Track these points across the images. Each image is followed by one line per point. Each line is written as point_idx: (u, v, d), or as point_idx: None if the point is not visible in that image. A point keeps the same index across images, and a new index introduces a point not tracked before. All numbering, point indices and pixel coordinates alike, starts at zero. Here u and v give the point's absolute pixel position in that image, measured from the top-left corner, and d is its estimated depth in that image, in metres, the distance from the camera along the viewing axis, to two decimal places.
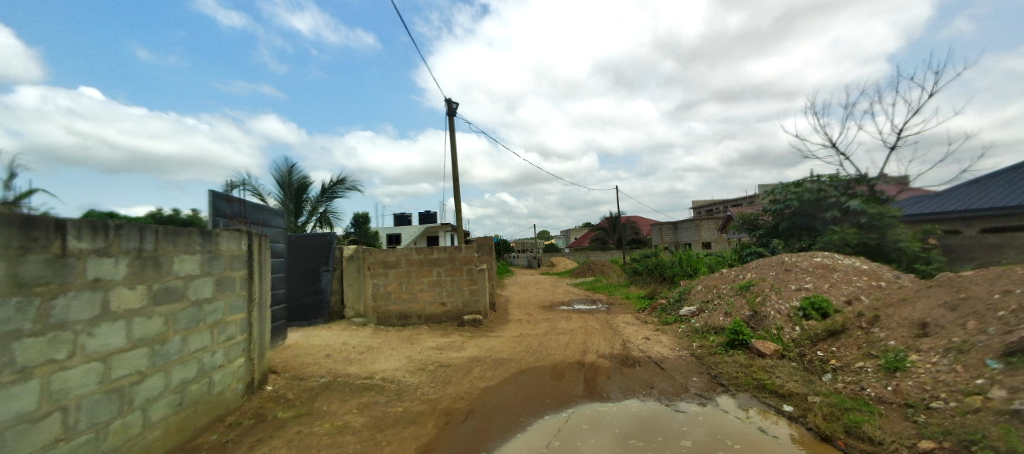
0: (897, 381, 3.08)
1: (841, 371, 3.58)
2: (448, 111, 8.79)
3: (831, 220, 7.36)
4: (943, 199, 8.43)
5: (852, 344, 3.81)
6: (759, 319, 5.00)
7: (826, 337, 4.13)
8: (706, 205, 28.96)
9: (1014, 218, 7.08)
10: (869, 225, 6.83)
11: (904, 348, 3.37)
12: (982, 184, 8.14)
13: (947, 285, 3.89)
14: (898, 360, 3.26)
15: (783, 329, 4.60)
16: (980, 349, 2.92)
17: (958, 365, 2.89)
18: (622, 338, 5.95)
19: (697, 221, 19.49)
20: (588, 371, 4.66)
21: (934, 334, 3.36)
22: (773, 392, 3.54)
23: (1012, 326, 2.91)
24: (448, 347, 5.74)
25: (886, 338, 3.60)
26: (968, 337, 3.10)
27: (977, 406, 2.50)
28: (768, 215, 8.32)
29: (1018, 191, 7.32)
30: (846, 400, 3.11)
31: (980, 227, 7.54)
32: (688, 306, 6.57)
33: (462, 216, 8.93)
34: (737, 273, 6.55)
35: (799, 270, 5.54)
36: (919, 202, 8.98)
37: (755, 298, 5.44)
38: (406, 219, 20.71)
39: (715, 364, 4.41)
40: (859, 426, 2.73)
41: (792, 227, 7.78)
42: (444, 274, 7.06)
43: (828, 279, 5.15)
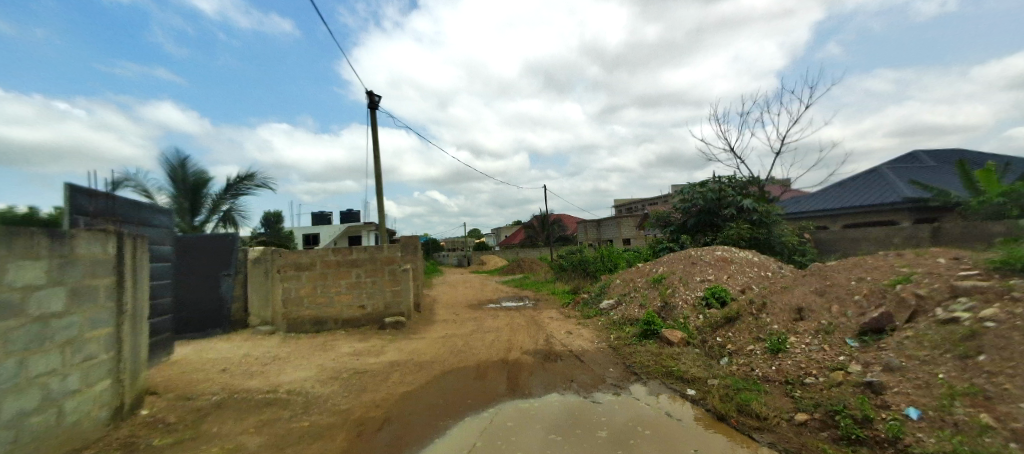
0: (779, 361, 3.43)
1: (736, 354, 3.92)
2: (369, 104, 8.30)
3: (730, 217, 8.10)
4: (817, 199, 9.76)
5: (745, 329, 4.18)
6: (669, 309, 5.34)
7: (724, 324, 4.51)
8: (626, 204, 30.74)
9: (868, 215, 8.38)
10: (760, 222, 7.65)
11: (785, 331, 3.77)
12: (845, 186, 9.54)
13: (818, 274, 4.44)
14: (780, 341, 3.63)
15: (689, 318, 4.97)
16: (843, 330, 3.34)
17: (826, 345, 3.29)
18: (546, 333, 6.03)
19: (618, 219, 20.59)
20: (512, 368, 4.64)
21: (807, 317, 3.80)
22: (679, 378, 3.78)
23: (865, 309, 3.40)
24: (366, 352, 5.42)
25: (771, 322, 4.00)
26: (833, 319, 3.55)
27: (841, 379, 2.85)
28: (678, 212, 8.96)
29: (871, 192, 8.72)
30: (739, 381, 3.40)
31: (843, 223, 8.81)
32: (607, 300, 6.86)
33: (384, 214, 8.51)
34: (651, 267, 6.97)
35: (703, 263, 6.01)
36: (799, 201, 10.29)
37: (666, 290, 5.81)
38: (326, 219, 19.39)
39: (630, 354, 4.62)
40: (749, 404, 2.99)
41: (699, 224, 8.48)
42: (364, 275, 6.66)
43: (726, 270, 5.65)
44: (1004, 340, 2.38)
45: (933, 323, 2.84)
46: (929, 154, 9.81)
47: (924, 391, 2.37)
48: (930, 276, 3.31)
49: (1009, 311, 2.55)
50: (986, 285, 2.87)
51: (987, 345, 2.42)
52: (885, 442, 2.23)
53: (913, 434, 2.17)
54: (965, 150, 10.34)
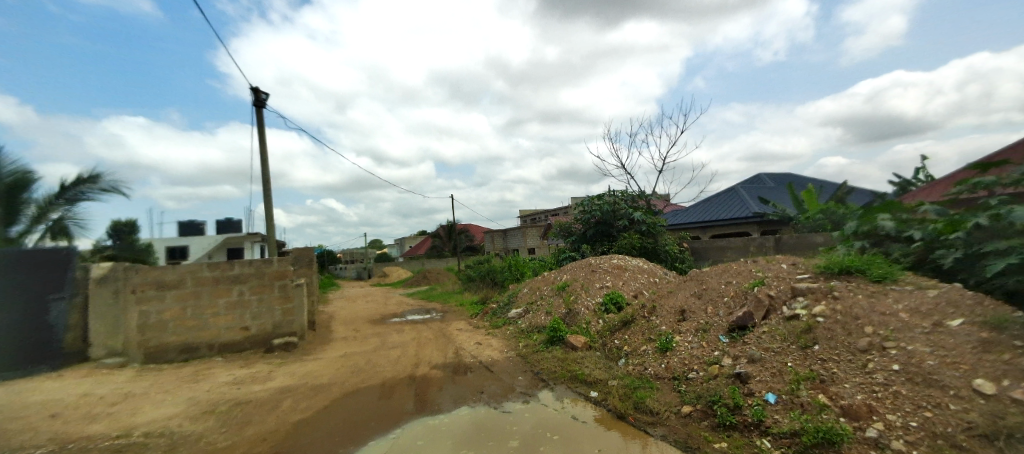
0: (668, 359, 3.83)
1: (631, 355, 4.28)
2: (255, 102, 7.44)
3: (623, 228, 8.89)
4: (691, 212, 11.24)
5: (638, 331, 4.60)
6: (573, 315, 5.65)
7: (621, 327, 4.91)
8: (530, 215, 31.91)
9: (728, 226, 9.89)
10: (647, 232, 8.52)
11: (671, 331, 4.23)
12: (712, 202, 11.14)
13: (696, 278, 5.08)
14: (668, 341, 4.06)
15: (590, 323, 5.31)
16: (717, 328, 3.87)
17: (704, 342, 3.77)
18: (455, 346, 5.93)
19: (523, 229, 21.25)
20: (420, 385, 4.46)
21: (688, 318, 4.32)
22: (582, 381, 4.00)
23: (732, 310, 3.98)
24: (250, 380, 4.75)
25: (660, 324, 4.46)
26: (708, 319, 4.09)
27: (716, 372, 3.29)
28: (578, 223, 9.57)
29: (730, 207, 10.31)
30: (635, 380, 3.73)
31: (711, 233, 10.27)
32: (515, 309, 7.00)
33: (274, 223, 7.64)
34: (555, 275, 7.32)
35: (602, 270, 6.49)
36: (677, 214, 11.73)
37: (569, 297, 6.15)
38: (196, 228, 16.71)
39: (538, 361, 4.77)
40: (644, 401, 3.28)
41: (597, 234, 9.15)
42: (248, 293, 5.87)
43: (621, 277, 6.18)
44: (831, 332, 2.99)
45: (782, 319, 3.45)
46: (770, 176, 11.96)
47: (778, 378, 2.85)
48: (777, 279, 4.01)
49: (832, 308, 3.21)
50: (816, 286, 3.57)
51: (819, 337, 3.01)
52: (753, 425, 2.62)
53: (772, 416, 2.60)
54: (792, 175, 12.83)
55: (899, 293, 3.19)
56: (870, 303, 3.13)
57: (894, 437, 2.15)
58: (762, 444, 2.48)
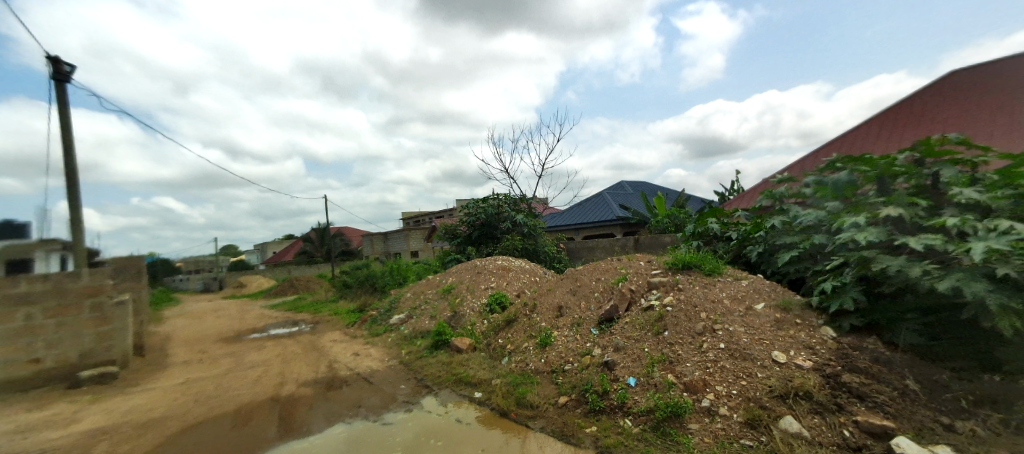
0: (546, 353, 4.04)
1: (514, 352, 4.41)
2: (54, 73, 5.74)
3: (506, 230, 9.15)
4: (567, 215, 12.18)
5: (520, 329, 4.77)
6: (457, 318, 5.61)
7: (504, 326, 5.04)
8: (413, 217, 30.85)
9: (597, 228, 10.97)
10: (528, 234, 8.93)
11: (550, 327, 4.48)
12: (584, 206, 12.22)
13: (571, 276, 5.48)
14: (547, 336, 4.28)
15: (475, 324, 5.33)
16: (589, 321, 4.22)
17: (578, 334, 4.08)
18: (329, 359, 5.38)
19: (406, 231, 20.45)
20: (285, 406, 3.93)
21: (565, 313, 4.63)
22: (467, 383, 3.98)
23: (602, 304, 4.38)
24: (39, 426, 3.61)
25: (540, 321, 4.69)
26: (582, 313, 4.44)
27: (588, 362, 3.58)
28: (463, 225, 9.58)
29: (598, 211, 11.44)
30: (517, 377, 3.85)
31: (583, 234, 11.27)
32: (397, 315, 6.67)
33: (82, 227, 5.99)
34: (440, 278, 7.19)
35: (487, 272, 6.58)
36: (555, 217, 12.59)
37: (454, 299, 6.09)
38: None
39: (421, 367, 4.60)
40: (525, 396, 3.41)
41: (481, 236, 9.27)
42: (38, 316, 4.49)
43: (505, 277, 6.35)
44: (677, 319, 3.49)
45: (641, 310, 3.91)
46: (630, 184, 13.61)
47: (637, 363, 3.22)
48: (637, 274, 4.54)
49: (678, 298, 3.76)
50: (666, 280, 4.14)
51: (668, 324, 3.49)
52: (617, 408, 2.92)
53: (633, 398, 2.92)
54: (647, 183, 14.80)
55: (724, 284, 3.89)
56: (705, 292, 3.75)
57: (721, 404, 2.60)
58: (625, 423, 2.78)
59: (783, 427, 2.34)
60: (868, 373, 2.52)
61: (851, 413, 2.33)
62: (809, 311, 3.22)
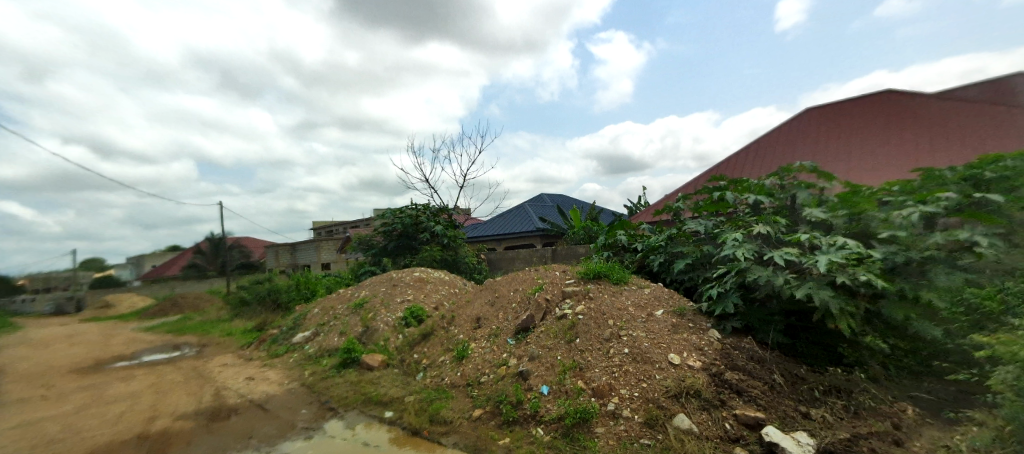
0: (462, 367, 3.96)
1: (430, 367, 4.26)
2: None
3: (425, 240, 8.92)
4: (489, 226, 12.27)
5: (437, 342, 4.63)
6: (369, 334, 5.30)
7: (420, 340, 4.86)
8: (326, 227, 28.76)
9: (518, 239, 11.19)
10: (448, 245, 8.78)
11: (467, 339, 4.41)
12: (506, 217, 12.41)
13: (490, 286, 5.46)
14: (464, 349, 4.21)
15: (389, 340, 5.08)
16: (506, 331, 4.23)
17: (495, 345, 4.07)
18: (216, 386, 4.73)
19: (318, 242, 19.01)
20: (155, 444, 3.36)
21: (483, 324, 4.60)
22: (378, 402, 3.75)
23: (518, 314, 4.41)
24: None
25: (457, 333, 4.61)
26: (499, 323, 4.44)
27: (504, 373, 3.58)
28: (379, 236, 9.16)
29: (519, 222, 11.69)
30: (431, 393, 3.72)
31: (504, 245, 11.44)
32: (301, 333, 6.11)
33: None
34: (352, 292, 6.75)
35: (403, 284, 6.32)
36: (477, 228, 12.60)
37: (367, 314, 5.75)
38: None
39: (326, 388, 4.24)
40: (438, 412, 3.30)
41: (398, 247, 8.93)
42: None
43: (423, 290, 6.15)
44: (587, 326, 3.64)
45: (555, 319, 4.02)
46: (549, 197, 14.14)
47: (550, 371, 3.30)
48: (552, 284, 4.66)
49: (588, 306, 3.94)
50: (578, 289, 4.31)
51: (579, 331, 3.63)
52: (530, 417, 2.95)
53: (544, 406, 2.97)
54: (565, 196, 15.45)
55: (629, 292, 4.16)
56: (612, 301, 3.97)
57: (624, 406, 2.75)
58: (536, 432, 2.81)
59: (676, 424, 2.54)
60: (746, 370, 2.84)
61: (732, 408, 2.60)
62: (699, 316, 3.56)
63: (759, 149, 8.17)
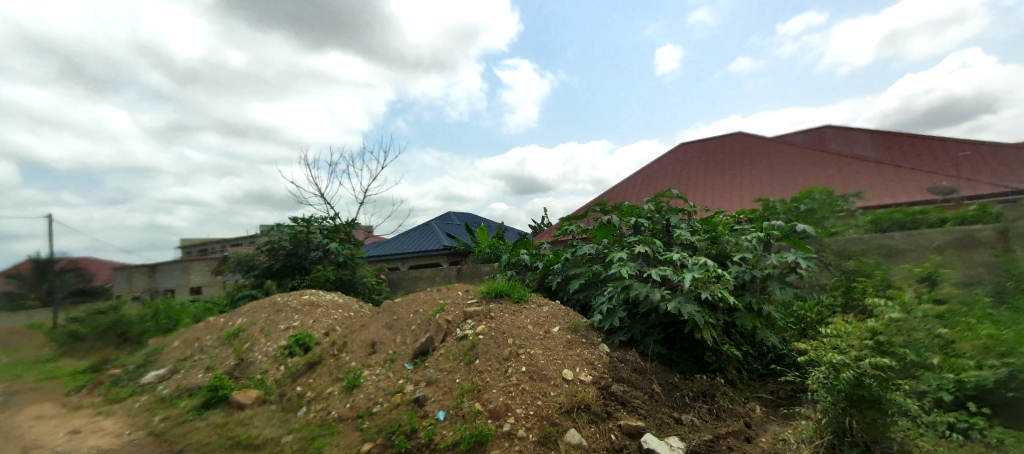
0: (353, 397, 3.65)
1: (315, 400, 3.85)
2: None
3: (317, 259, 8.21)
4: (392, 245, 11.81)
5: (325, 372, 4.23)
6: (244, 367, 4.68)
7: (305, 370, 4.40)
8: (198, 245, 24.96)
9: (423, 257, 10.89)
10: (344, 264, 8.19)
11: (360, 366, 4.10)
12: (410, 235, 12.05)
13: (388, 309, 5.17)
14: (355, 377, 3.89)
15: (267, 372, 4.52)
16: (403, 356, 4.03)
17: (390, 372, 3.83)
18: (21, 447, 3.72)
19: (185, 262, 16.38)
20: None
21: (378, 349, 4.32)
22: (247, 446, 3.27)
23: (417, 336, 4.24)
24: None
25: (349, 361, 4.26)
26: (396, 348, 4.21)
27: (398, 401, 3.37)
28: (262, 255, 8.22)
29: (424, 241, 11.43)
30: (315, 429, 3.36)
31: (408, 264, 11.04)
32: (153, 371, 5.14)
33: None
34: (226, 320, 5.91)
35: (288, 309, 5.69)
36: (379, 246, 12.04)
37: (242, 345, 5.08)
38: None
39: (181, 435, 3.59)
40: (321, 451, 2.99)
41: (286, 267, 8.10)
42: None
43: (313, 315, 5.61)
44: (487, 347, 3.62)
45: (455, 340, 3.94)
46: (456, 215, 14.09)
47: (448, 395, 3.19)
48: (453, 305, 4.57)
49: (489, 326, 3.93)
50: (480, 309, 4.29)
51: (479, 352, 3.60)
52: (424, 446, 2.81)
53: (440, 433, 2.85)
54: (472, 215, 15.53)
55: (529, 310, 4.25)
56: (512, 319, 4.02)
57: (519, 426, 2.75)
58: None
59: (567, 440, 2.61)
60: (629, 381, 3.05)
61: (617, 419, 2.77)
62: (591, 331, 3.77)
63: (647, 176, 9.12)
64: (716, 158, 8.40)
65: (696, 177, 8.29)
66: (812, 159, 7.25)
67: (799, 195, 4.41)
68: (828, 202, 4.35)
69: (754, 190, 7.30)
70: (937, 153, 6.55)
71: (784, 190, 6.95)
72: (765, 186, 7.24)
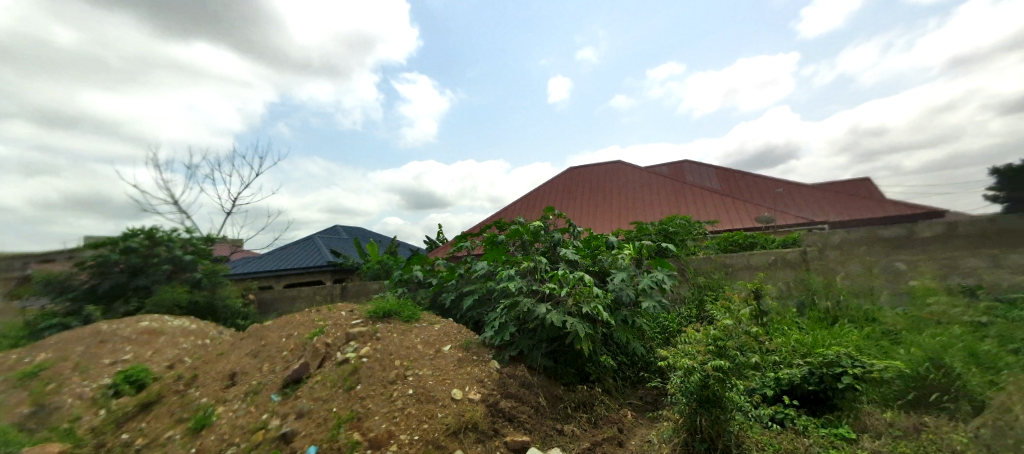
0: (200, 440, 3.07)
1: (147, 449, 3.16)
2: None
3: (166, 278, 6.90)
4: (267, 261, 10.55)
5: (164, 413, 3.51)
6: (41, 416, 3.63)
7: (136, 414, 3.60)
8: None
9: (302, 275, 9.88)
10: (202, 284, 7.01)
11: (213, 402, 3.49)
12: (289, 251, 10.90)
13: (255, 334, 4.52)
14: (206, 416, 3.29)
15: (79, 420, 3.59)
16: (269, 386, 3.54)
17: (252, 406, 3.32)
18: None
19: None
20: None
21: (238, 381, 3.73)
22: None
23: (289, 363, 3.79)
24: None
25: (199, 397, 3.60)
26: (261, 378, 3.69)
27: (260, 439, 2.93)
28: (85, 273, 6.63)
29: (305, 256, 10.41)
30: None
31: (284, 282, 9.93)
32: None
33: None
34: (20, 356, 4.58)
35: (118, 339, 4.65)
36: (249, 262, 10.66)
37: (43, 387, 3.98)
38: None
39: None
40: None
41: (119, 287, 6.63)
42: None
43: (152, 345, 4.67)
44: (370, 370, 3.38)
45: (334, 365, 3.60)
46: (345, 229, 13.16)
47: (322, 428, 2.86)
48: (335, 326, 4.18)
49: (374, 347, 3.68)
50: (365, 330, 4.00)
51: (361, 376, 3.33)
52: None
53: None
54: (362, 230, 14.63)
55: (419, 329, 4.09)
56: (401, 339, 3.82)
57: (402, 453, 2.58)
58: None
59: None
60: (516, 396, 3.10)
61: (503, 435, 2.78)
62: (482, 348, 3.77)
63: (539, 196, 9.61)
64: (599, 183, 9.21)
65: (582, 199, 8.99)
66: (674, 189, 8.40)
67: (665, 219, 5.03)
68: (686, 226, 5.05)
69: (629, 213, 8.17)
70: (761, 189, 8.11)
71: (654, 215, 7.89)
72: (638, 210, 8.14)
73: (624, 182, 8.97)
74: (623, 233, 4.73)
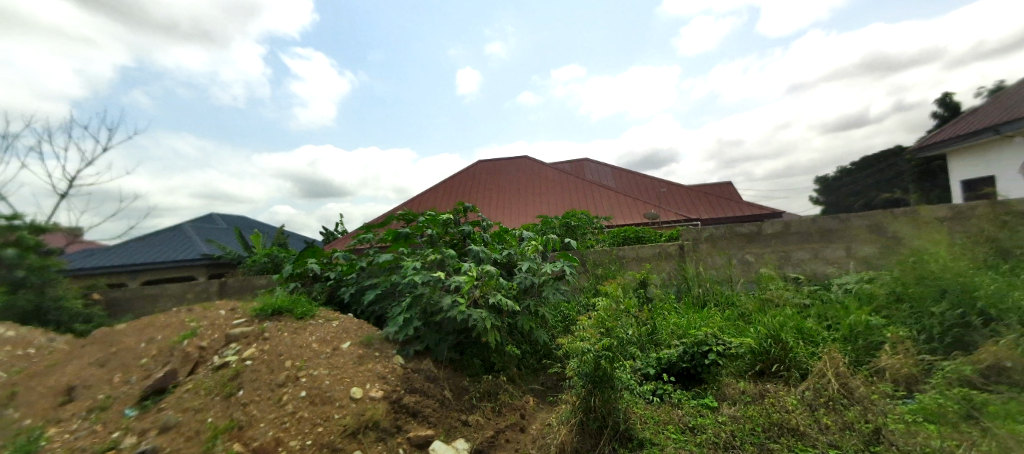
0: None
1: None
2: None
3: None
4: (117, 254, 8.88)
5: None
6: None
7: None
8: None
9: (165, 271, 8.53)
10: (24, 281, 5.62)
11: (39, 424, 2.83)
12: (148, 242, 9.30)
13: (102, 340, 3.77)
14: (29, 441, 2.66)
15: None
16: (122, 400, 2.99)
17: (97, 425, 2.78)
18: None
19: None
20: None
21: (78, 397, 3.08)
22: None
23: (150, 371, 3.24)
24: None
25: (18, 419, 2.90)
26: (111, 391, 3.10)
27: None
28: None
29: (170, 249, 8.99)
30: None
31: (142, 279, 8.49)
32: None
33: None
34: None
35: None
36: (92, 256, 8.87)
37: None
38: None
39: None
40: None
41: None
42: None
43: None
44: (255, 373, 3.05)
45: (210, 371, 3.18)
46: (222, 218, 11.60)
47: (193, 442, 2.51)
48: (211, 327, 3.69)
49: (260, 348, 3.35)
50: (249, 330, 3.62)
51: (244, 380, 2.99)
52: None
53: None
54: (246, 219, 13.06)
55: (314, 326, 3.79)
56: (292, 338, 3.50)
57: None
58: None
59: None
60: (421, 391, 3.04)
61: (406, 431, 2.72)
62: (385, 344, 3.63)
63: (447, 188, 9.50)
64: (507, 177, 9.41)
65: (490, 192, 9.10)
66: (575, 185, 8.94)
67: (567, 213, 5.33)
68: (586, 221, 5.40)
69: (534, 207, 8.50)
70: (648, 188, 9.04)
71: (557, 209, 8.32)
72: (542, 204, 8.50)
73: (530, 176, 9.30)
74: (530, 226, 4.89)
